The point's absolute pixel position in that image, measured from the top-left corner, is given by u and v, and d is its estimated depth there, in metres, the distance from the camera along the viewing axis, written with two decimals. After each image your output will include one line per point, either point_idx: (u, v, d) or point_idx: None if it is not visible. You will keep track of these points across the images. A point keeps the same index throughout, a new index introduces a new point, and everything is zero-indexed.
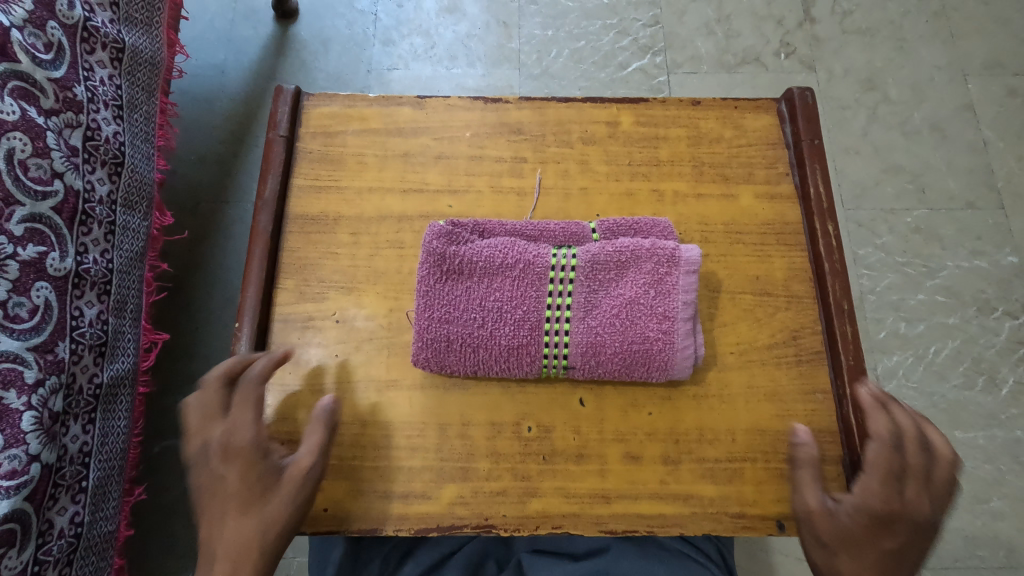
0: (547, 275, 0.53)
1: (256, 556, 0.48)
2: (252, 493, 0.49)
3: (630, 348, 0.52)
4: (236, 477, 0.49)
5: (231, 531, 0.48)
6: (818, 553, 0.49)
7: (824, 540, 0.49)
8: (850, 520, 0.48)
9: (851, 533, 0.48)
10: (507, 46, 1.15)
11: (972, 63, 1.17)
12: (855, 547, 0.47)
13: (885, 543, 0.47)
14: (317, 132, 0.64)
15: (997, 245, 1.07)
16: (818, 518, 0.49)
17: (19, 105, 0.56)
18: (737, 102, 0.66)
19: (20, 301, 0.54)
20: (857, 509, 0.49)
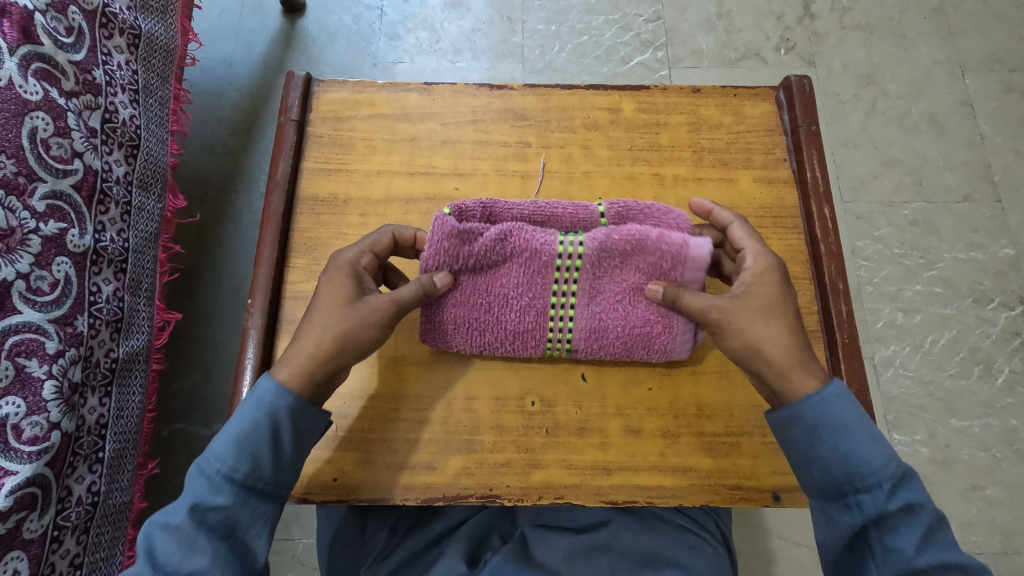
0: (553, 265, 0.54)
1: (321, 356, 0.50)
2: (335, 308, 0.51)
3: (632, 332, 0.55)
4: (331, 290, 0.52)
5: (311, 325, 0.51)
6: (759, 338, 0.51)
7: (743, 327, 0.51)
8: (761, 292, 0.52)
9: (764, 306, 0.52)
10: (511, 41, 1.17)
11: (970, 58, 1.19)
12: (778, 314, 0.51)
13: (786, 295, 0.53)
14: (327, 117, 0.66)
15: (994, 237, 1.08)
16: (729, 315, 0.51)
17: (42, 86, 0.58)
18: (736, 90, 0.68)
19: (42, 275, 0.56)
20: (758, 291, 0.52)
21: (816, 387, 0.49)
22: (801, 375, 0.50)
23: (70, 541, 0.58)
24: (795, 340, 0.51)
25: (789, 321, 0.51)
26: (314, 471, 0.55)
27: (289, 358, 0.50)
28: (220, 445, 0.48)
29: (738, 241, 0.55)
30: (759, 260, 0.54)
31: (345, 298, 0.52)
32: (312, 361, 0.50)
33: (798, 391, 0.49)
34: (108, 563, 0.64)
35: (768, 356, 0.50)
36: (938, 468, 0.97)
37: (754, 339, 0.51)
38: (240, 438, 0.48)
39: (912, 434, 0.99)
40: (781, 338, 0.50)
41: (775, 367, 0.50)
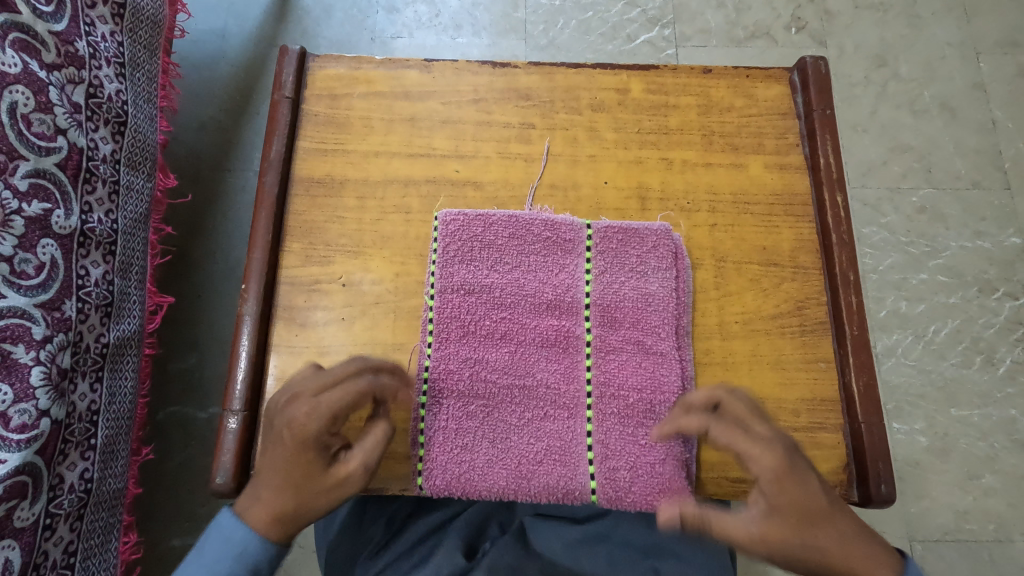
0: (579, 308, 0.55)
1: (292, 523, 0.46)
2: (302, 484, 0.45)
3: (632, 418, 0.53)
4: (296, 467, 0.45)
5: (279, 498, 0.45)
6: (820, 544, 0.43)
7: (790, 547, 0.43)
8: (791, 496, 0.44)
9: (798, 512, 0.44)
10: (513, 16, 1.13)
11: (985, 41, 1.15)
12: (818, 515, 0.44)
13: (809, 488, 0.44)
14: (322, 94, 0.63)
15: (1001, 226, 1.07)
16: (774, 539, 0.43)
17: (21, 58, 0.56)
18: (748, 71, 0.65)
19: (26, 258, 0.55)
20: (785, 498, 0.44)
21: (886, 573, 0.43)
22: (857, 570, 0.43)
23: (63, 529, 0.57)
24: (854, 534, 0.44)
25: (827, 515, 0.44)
26: None
27: (255, 507, 0.46)
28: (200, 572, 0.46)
29: (728, 448, 0.47)
30: (768, 462, 0.45)
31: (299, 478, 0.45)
32: (286, 522, 0.46)
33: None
34: (102, 550, 0.63)
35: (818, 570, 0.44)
36: (936, 457, 0.97)
37: (803, 550, 0.43)
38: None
39: (911, 423, 0.99)
40: (840, 540, 0.44)
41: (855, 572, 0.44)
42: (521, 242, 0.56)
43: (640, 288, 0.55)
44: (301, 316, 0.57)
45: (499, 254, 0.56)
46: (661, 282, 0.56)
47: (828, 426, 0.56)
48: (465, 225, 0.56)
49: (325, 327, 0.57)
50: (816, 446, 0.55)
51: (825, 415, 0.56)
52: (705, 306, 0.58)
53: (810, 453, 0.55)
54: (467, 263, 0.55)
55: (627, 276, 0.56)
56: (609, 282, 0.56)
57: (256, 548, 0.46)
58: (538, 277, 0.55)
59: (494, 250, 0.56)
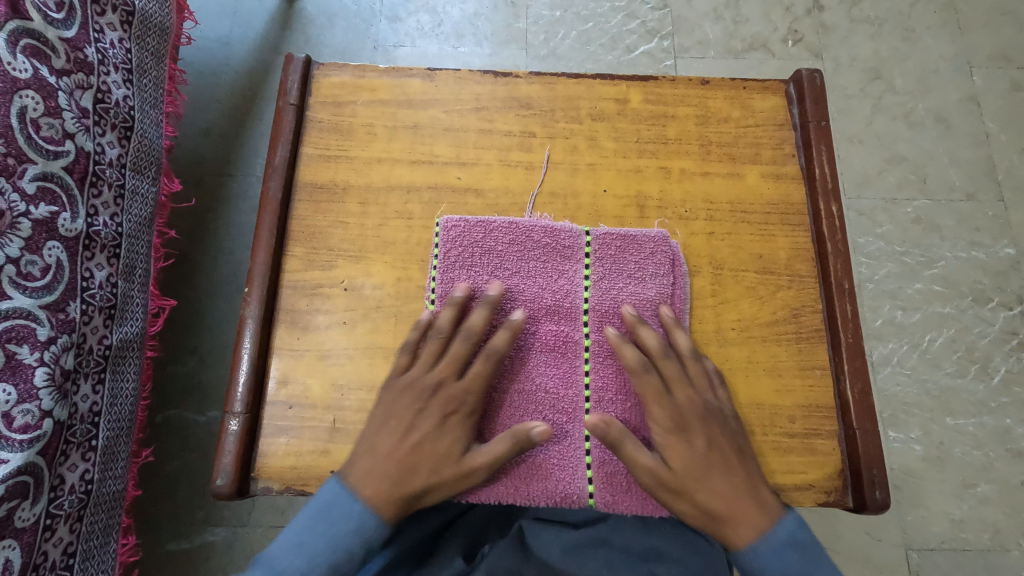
0: (578, 314, 0.55)
1: (409, 502, 0.51)
2: (438, 460, 0.51)
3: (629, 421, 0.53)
4: (442, 441, 0.51)
5: (410, 472, 0.51)
6: (705, 498, 0.50)
7: (678, 489, 0.50)
8: (689, 454, 0.50)
9: (692, 467, 0.50)
10: (514, 26, 1.15)
11: (978, 55, 1.17)
12: (710, 473, 0.50)
13: (702, 450, 0.51)
14: (326, 101, 0.64)
15: (995, 237, 1.08)
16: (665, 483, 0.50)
17: (31, 63, 0.57)
18: (745, 83, 0.67)
19: (33, 260, 0.55)
20: (677, 450, 0.51)
21: (761, 532, 0.49)
22: (727, 523, 0.49)
23: (62, 530, 0.57)
24: (739, 496, 0.50)
25: (715, 471, 0.50)
26: (312, 462, 0.54)
27: (379, 482, 0.50)
28: (316, 543, 0.49)
29: (642, 397, 0.52)
30: (667, 415, 0.51)
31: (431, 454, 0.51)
32: (407, 497, 0.50)
33: (742, 543, 0.49)
34: (101, 552, 0.63)
35: (698, 516, 0.50)
36: (932, 466, 0.98)
37: (689, 495, 0.50)
38: (333, 561, 0.49)
39: (907, 431, 0.99)
40: (722, 496, 0.49)
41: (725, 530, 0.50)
42: (521, 248, 0.56)
43: (637, 294, 0.56)
44: (303, 320, 0.58)
45: (499, 260, 0.56)
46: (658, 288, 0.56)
47: (823, 432, 0.56)
48: (466, 230, 0.56)
49: (327, 330, 0.58)
50: (811, 452, 0.56)
51: (821, 422, 0.56)
52: (702, 313, 0.59)
53: (805, 459, 0.56)
54: (468, 269, 0.56)
55: (625, 281, 0.56)
56: (607, 288, 0.56)
57: (374, 526, 0.50)
58: (537, 283, 0.56)
59: (494, 256, 0.56)
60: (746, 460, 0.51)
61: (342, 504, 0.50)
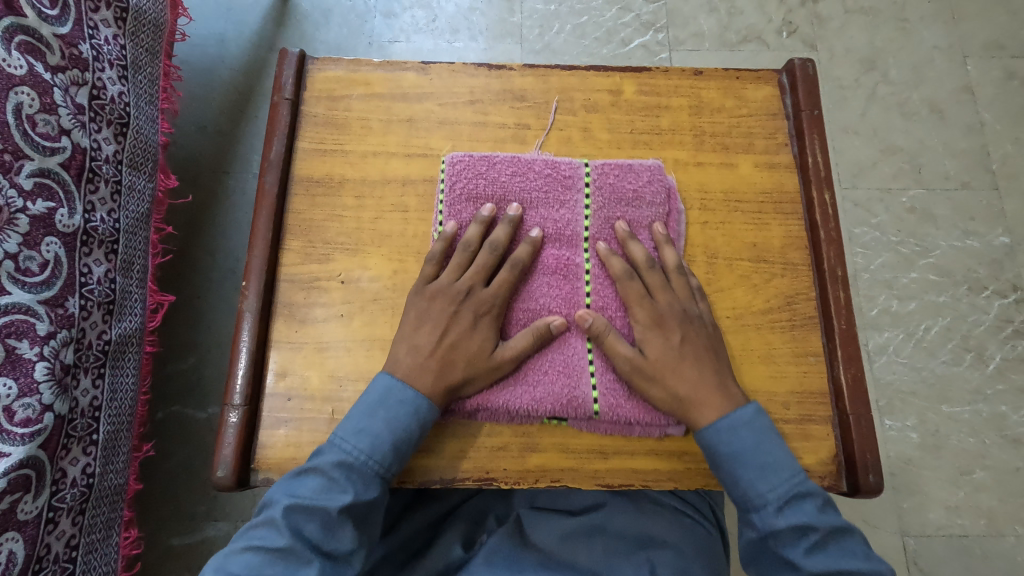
0: (579, 241, 0.57)
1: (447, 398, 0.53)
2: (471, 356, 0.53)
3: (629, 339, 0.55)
4: (474, 339, 0.54)
5: (448, 369, 0.53)
6: (680, 386, 0.53)
7: (651, 376, 0.53)
8: (663, 347, 0.54)
9: (664, 359, 0.53)
10: (509, 20, 1.15)
11: (972, 44, 1.17)
12: (683, 365, 0.53)
13: (674, 344, 0.54)
14: (321, 96, 0.64)
15: (990, 226, 1.08)
16: (641, 370, 0.53)
17: (26, 60, 0.57)
18: (738, 73, 0.67)
19: (31, 256, 0.56)
20: (653, 344, 0.54)
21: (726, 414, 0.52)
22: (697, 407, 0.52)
23: (65, 523, 0.58)
24: (710, 386, 0.53)
25: (689, 363, 0.53)
26: (310, 453, 0.55)
27: (421, 378, 0.52)
28: (375, 428, 0.50)
29: (624, 300, 0.55)
30: (648, 313, 0.54)
31: (464, 351, 0.53)
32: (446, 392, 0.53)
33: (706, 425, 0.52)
34: (103, 545, 0.64)
35: (669, 401, 0.53)
36: (928, 453, 0.98)
37: (661, 385, 0.53)
38: (396, 442, 0.50)
39: (903, 420, 1.00)
40: (693, 384, 0.52)
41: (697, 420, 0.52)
42: (524, 179, 0.58)
43: (634, 220, 0.58)
44: (300, 313, 0.58)
45: (503, 193, 0.58)
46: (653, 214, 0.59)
47: (817, 417, 0.57)
48: (471, 166, 0.58)
49: (324, 323, 0.58)
50: (805, 437, 0.56)
51: (815, 407, 0.57)
52: None
53: (800, 444, 0.56)
54: (473, 202, 0.57)
55: (623, 209, 0.58)
56: (606, 216, 0.58)
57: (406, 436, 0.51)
58: (540, 212, 0.58)
59: (498, 188, 0.58)
60: (719, 358, 0.54)
61: (393, 394, 0.51)
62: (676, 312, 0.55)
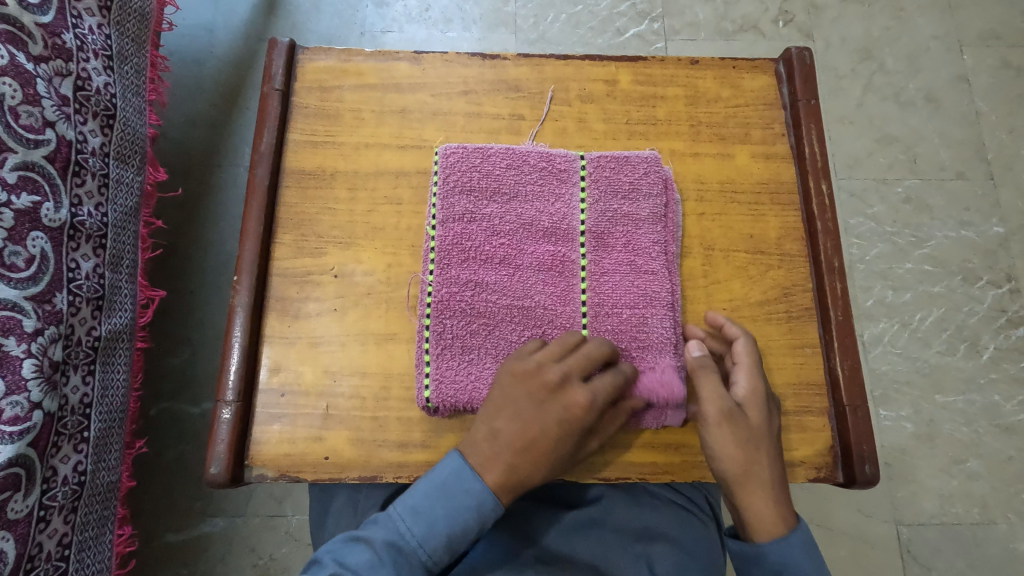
0: (575, 234, 0.57)
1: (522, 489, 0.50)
2: (554, 458, 0.50)
3: (625, 329, 0.55)
4: (560, 443, 0.50)
5: (530, 463, 0.50)
6: (762, 471, 0.51)
7: (743, 444, 0.51)
8: (764, 423, 0.52)
9: (760, 432, 0.52)
10: (503, 10, 1.13)
11: (969, 33, 1.17)
12: (774, 453, 0.52)
13: (773, 426, 0.53)
14: (312, 86, 0.63)
15: (985, 216, 1.09)
16: (732, 426, 0.51)
17: (7, 49, 0.56)
18: (735, 62, 0.66)
19: (16, 251, 0.55)
20: (755, 409, 0.52)
21: (783, 531, 0.51)
22: (762, 491, 0.51)
23: (57, 521, 0.57)
24: (783, 489, 0.52)
25: (776, 446, 0.52)
26: (305, 449, 0.54)
27: (495, 464, 0.49)
28: (437, 512, 0.49)
29: (736, 356, 0.54)
30: (760, 386, 0.53)
31: (544, 451, 0.50)
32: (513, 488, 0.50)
33: (766, 530, 0.51)
34: (97, 543, 0.63)
35: (741, 470, 0.51)
36: (922, 443, 0.99)
37: (748, 454, 0.51)
38: (451, 530, 0.49)
39: (898, 410, 1.00)
40: (773, 472, 0.51)
41: (760, 512, 0.51)
42: (517, 174, 0.57)
43: (631, 211, 0.57)
44: (293, 307, 0.58)
45: (497, 185, 0.57)
46: (651, 204, 0.57)
47: (814, 410, 0.57)
48: (463, 160, 0.57)
49: (318, 318, 0.57)
50: (802, 429, 0.56)
51: (812, 399, 0.57)
52: (694, 293, 0.59)
53: (796, 437, 0.56)
54: (467, 194, 0.56)
55: (620, 201, 0.57)
56: (603, 208, 0.57)
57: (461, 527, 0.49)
58: (535, 206, 0.57)
59: (493, 181, 0.57)
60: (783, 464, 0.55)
61: (460, 479, 0.49)
62: (772, 397, 0.54)
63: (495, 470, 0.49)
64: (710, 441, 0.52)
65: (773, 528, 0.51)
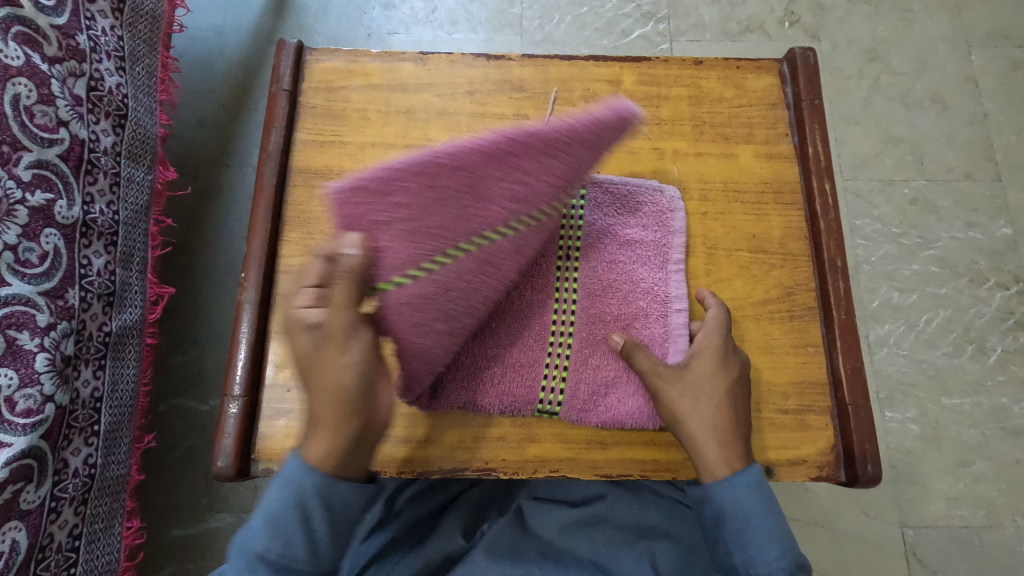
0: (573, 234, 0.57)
1: (334, 425, 0.48)
2: (321, 378, 0.48)
3: (429, 251, 0.48)
4: (315, 361, 0.48)
5: (319, 395, 0.48)
6: (704, 415, 0.52)
7: (684, 393, 0.52)
8: (713, 371, 0.53)
9: (708, 381, 0.53)
10: (509, 11, 1.14)
11: (976, 34, 1.16)
12: (723, 398, 0.52)
13: (729, 376, 0.53)
14: (320, 87, 0.64)
15: (992, 217, 1.08)
16: (672, 378, 0.52)
17: (23, 51, 0.57)
18: (739, 63, 0.66)
19: (30, 247, 0.56)
20: (703, 363, 0.53)
21: (727, 472, 0.51)
22: (705, 434, 0.51)
23: (68, 512, 0.59)
24: (730, 430, 0.52)
25: (724, 397, 0.52)
26: None
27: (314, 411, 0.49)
28: (255, 529, 0.47)
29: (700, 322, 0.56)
30: (716, 342, 0.54)
31: (320, 378, 0.48)
32: (331, 425, 0.48)
33: (710, 472, 0.51)
34: (106, 535, 0.64)
35: (689, 418, 0.52)
36: (928, 445, 0.98)
37: (690, 401, 0.52)
38: (271, 514, 0.47)
39: (904, 411, 1.00)
40: (718, 415, 0.52)
41: (704, 452, 0.51)
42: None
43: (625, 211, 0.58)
44: None
45: None
46: (651, 204, 0.59)
47: (816, 408, 0.57)
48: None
49: None
50: (804, 428, 0.56)
51: (814, 397, 0.57)
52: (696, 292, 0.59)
53: (797, 435, 0.56)
54: None
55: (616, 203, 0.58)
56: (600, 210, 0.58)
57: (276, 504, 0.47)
58: None
59: None
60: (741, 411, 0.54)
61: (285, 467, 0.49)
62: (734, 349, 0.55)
63: (317, 419, 0.48)
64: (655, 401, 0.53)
65: (717, 470, 0.51)
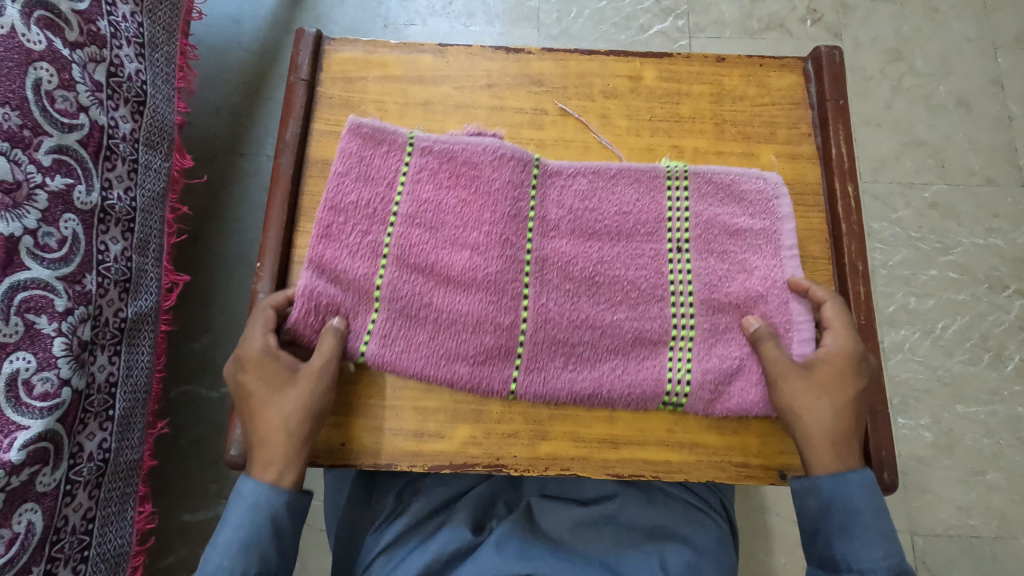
0: (612, 232, 0.58)
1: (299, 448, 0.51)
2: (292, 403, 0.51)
3: (364, 290, 0.55)
4: (286, 388, 0.52)
5: (287, 420, 0.51)
6: (824, 418, 0.51)
7: (807, 398, 0.51)
8: (841, 374, 0.52)
9: (830, 382, 0.52)
10: (526, 4, 1.13)
11: (1004, 35, 1.14)
12: (847, 403, 0.51)
13: (852, 382, 0.52)
14: (337, 77, 0.64)
15: (1014, 223, 1.06)
16: (801, 377, 0.52)
17: (45, 35, 0.57)
18: (762, 61, 0.65)
19: (50, 232, 0.56)
20: (828, 365, 0.52)
21: (839, 470, 0.51)
22: (818, 437, 0.51)
23: (82, 496, 0.59)
24: (846, 433, 0.51)
25: (850, 402, 0.52)
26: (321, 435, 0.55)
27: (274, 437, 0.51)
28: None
29: (824, 320, 0.54)
30: (845, 347, 0.53)
31: (288, 402, 0.51)
32: (299, 448, 0.51)
33: (819, 468, 0.51)
34: (118, 519, 0.65)
35: (806, 419, 0.51)
36: (941, 453, 0.97)
37: (815, 405, 0.51)
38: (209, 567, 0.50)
39: (917, 419, 0.99)
40: (839, 418, 0.51)
41: (817, 455, 0.51)
42: (611, 178, 0.59)
43: (729, 207, 0.58)
44: None
45: (516, 194, 0.58)
46: (755, 191, 0.59)
47: None
48: (555, 169, 0.59)
49: None
50: None
51: None
52: None
53: None
54: (485, 200, 0.57)
55: (652, 200, 0.59)
56: (632, 208, 0.58)
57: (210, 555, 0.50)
58: (556, 209, 0.58)
59: (516, 189, 0.58)
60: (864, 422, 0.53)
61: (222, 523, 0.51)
62: (862, 354, 0.53)
63: (278, 444, 0.51)
64: (775, 400, 0.53)
65: (829, 465, 0.51)
